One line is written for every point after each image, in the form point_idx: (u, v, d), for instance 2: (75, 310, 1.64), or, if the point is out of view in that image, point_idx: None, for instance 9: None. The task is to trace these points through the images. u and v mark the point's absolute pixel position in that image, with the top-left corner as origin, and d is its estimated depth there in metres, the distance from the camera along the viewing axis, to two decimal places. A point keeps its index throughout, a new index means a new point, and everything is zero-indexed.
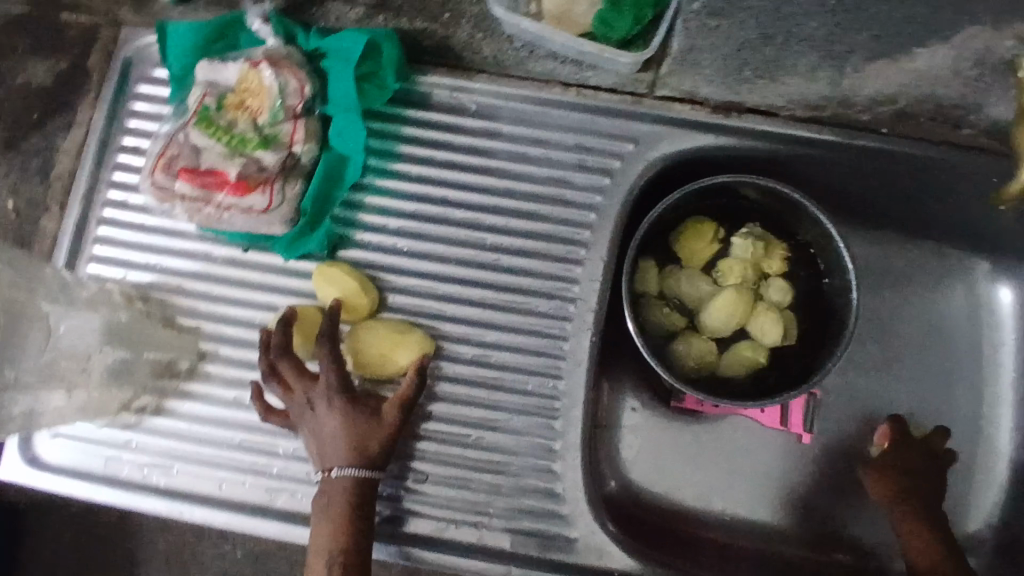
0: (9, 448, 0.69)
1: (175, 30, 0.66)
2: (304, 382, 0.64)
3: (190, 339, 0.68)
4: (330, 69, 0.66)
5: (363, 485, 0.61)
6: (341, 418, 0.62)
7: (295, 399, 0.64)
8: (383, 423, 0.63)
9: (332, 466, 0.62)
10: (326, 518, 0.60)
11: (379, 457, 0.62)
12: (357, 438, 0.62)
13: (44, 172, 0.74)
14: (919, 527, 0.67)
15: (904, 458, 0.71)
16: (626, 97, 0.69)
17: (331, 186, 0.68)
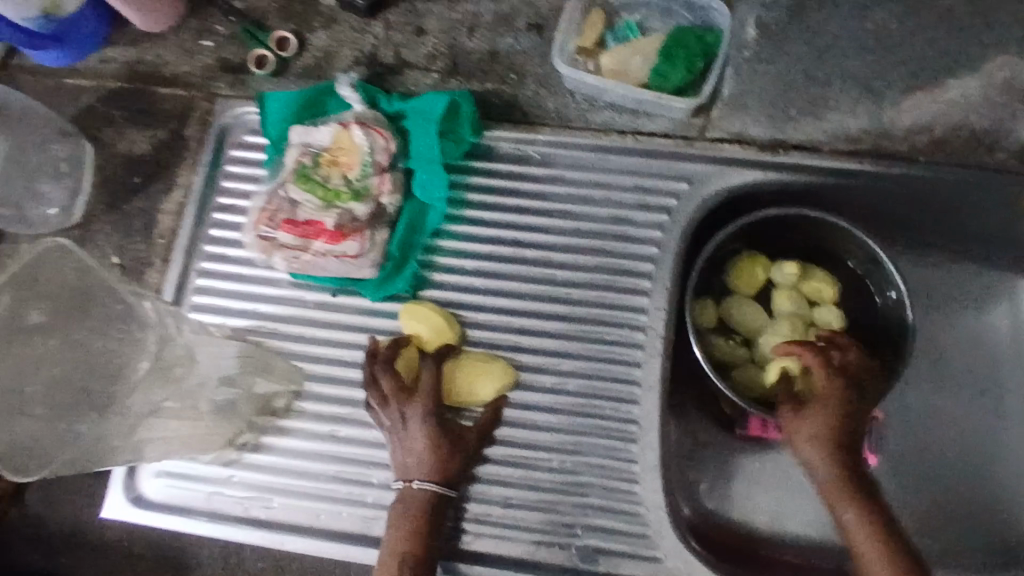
0: (116, 489, 0.74)
1: (273, 100, 0.75)
2: (397, 398, 0.69)
3: (292, 372, 0.73)
4: (411, 128, 0.74)
5: (440, 499, 0.66)
6: (429, 434, 0.67)
7: (390, 407, 0.69)
8: (464, 444, 0.68)
9: (414, 476, 0.66)
10: (404, 522, 0.65)
11: (455, 476, 0.67)
12: (440, 456, 0.67)
13: (147, 232, 0.79)
14: (845, 494, 0.66)
15: (836, 414, 0.67)
16: (679, 141, 0.76)
17: (414, 232, 0.75)
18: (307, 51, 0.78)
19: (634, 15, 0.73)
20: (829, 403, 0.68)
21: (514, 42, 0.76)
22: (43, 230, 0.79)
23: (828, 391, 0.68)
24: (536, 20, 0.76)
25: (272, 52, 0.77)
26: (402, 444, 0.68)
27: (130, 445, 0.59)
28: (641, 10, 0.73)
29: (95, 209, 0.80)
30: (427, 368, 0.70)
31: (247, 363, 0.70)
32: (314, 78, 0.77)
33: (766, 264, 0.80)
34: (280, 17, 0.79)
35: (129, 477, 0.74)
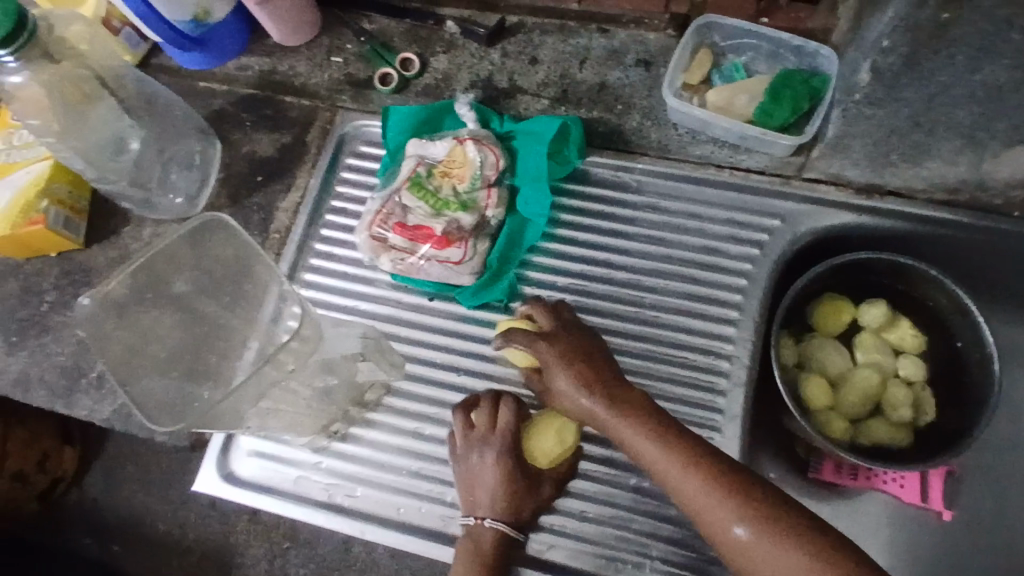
0: (208, 464, 0.77)
1: (396, 112, 0.80)
2: (474, 436, 0.69)
3: (396, 363, 0.74)
4: (520, 147, 0.78)
5: (507, 541, 0.68)
6: (502, 478, 0.68)
7: (469, 442, 0.69)
8: (539, 493, 0.69)
9: (484, 515, 0.68)
10: (471, 558, 0.67)
11: (525, 520, 0.69)
12: (513, 499, 0.68)
13: (263, 226, 0.84)
14: (654, 437, 0.60)
15: (579, 359, 0.66)
16: (776, 178, 0.78)
17: (513, 246, 0.78)
18: (428, 72, 0.84)
19: (740, 56, 0.77)
20: (547, 353, 0.66)
21: (622, 75, 0.81)
22: (168, 216, 0.85)
23: (560, 338, 0.68)
24: (644, 56, 0.81)
25: (395, 70, 0.84)
26: (474, 480, 0.69)
27: (244, 418, 0.61)
28: (748, 51, 0.77)
29: (217, 200, 0.86)
30: (506, 411, 0.69)
31: (369, 348, 0.70)
32: (431, 96, 0.83)
33: (852, 307, 0.80)
34: (406, 41, 0.86)
35: (222, 454, 0.77)
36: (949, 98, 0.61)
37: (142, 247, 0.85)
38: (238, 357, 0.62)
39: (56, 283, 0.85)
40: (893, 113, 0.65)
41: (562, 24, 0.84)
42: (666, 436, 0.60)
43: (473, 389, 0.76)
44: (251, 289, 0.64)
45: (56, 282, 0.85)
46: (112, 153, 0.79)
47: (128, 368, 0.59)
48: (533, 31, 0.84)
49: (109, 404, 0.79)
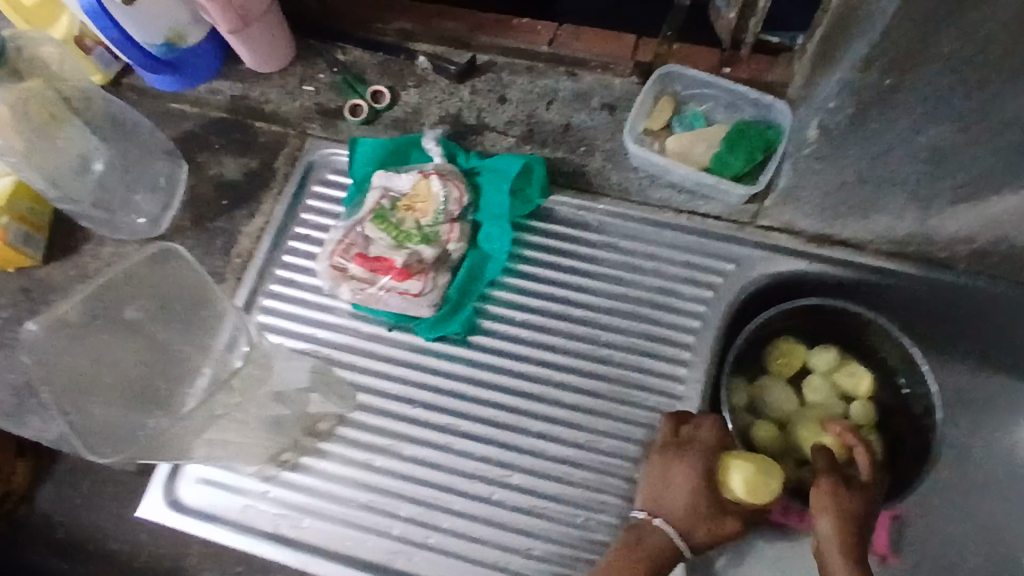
0: (156, 488, 0.76)
1: (363, 144, 0.81)
2: (678, 446, 0.70)
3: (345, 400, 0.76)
4: (484, 184, 0.80)
5: (668, 548, 0.66)
6: (693, 485, 0.67)
7: (668, 449, 0.70)
8: (726, 518, 0.66)
9: (660, 515, 0.67)
10: (623, 553, 0.66)
11: (692, 536, 0.66)
12: (694, 510, 0.66)
13: (225, 250, 0.84)
14: (848, 555, 0.65)
15: (843, 482, 0.69)
16: (731, 224, 0.80)
17: (473, 279, 0.79)
18: (398, 105, 0.85)
19: (701, 105, 0.80)
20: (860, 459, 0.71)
21: (587, 117, 0.83)
22: (130, 236, 0.85)
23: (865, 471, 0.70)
24: (609, 100, 0.83)
25: (366, 102, 0.85)
26: (667, 483, 0.68)
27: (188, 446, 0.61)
28: (708, 101, 0.80)
29: (180, 222, 0.86)
30: (704, 420, 0.71)
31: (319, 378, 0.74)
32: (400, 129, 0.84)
33: (804, 350, 0.82)
34: (378, 73, 0.87)
35: (169, 480, 0.76)
36: (890, 159, 0.64)
37: (102, 267, 0.85)
38: (189, 385, 0.61)
39: (11, 300, 0.84)
40: (839, 168, 0.68)
41: (531, 65, 0.86)
42: (849, 561, 0.65)
43: (427, 422, 0.76)
44: (203, 318, 0.65)
45: (11, 298, 0.84)
46: (76, 173, 0.79)
47: (73, 396, 0.57)
48: (502, 70, 0.86)
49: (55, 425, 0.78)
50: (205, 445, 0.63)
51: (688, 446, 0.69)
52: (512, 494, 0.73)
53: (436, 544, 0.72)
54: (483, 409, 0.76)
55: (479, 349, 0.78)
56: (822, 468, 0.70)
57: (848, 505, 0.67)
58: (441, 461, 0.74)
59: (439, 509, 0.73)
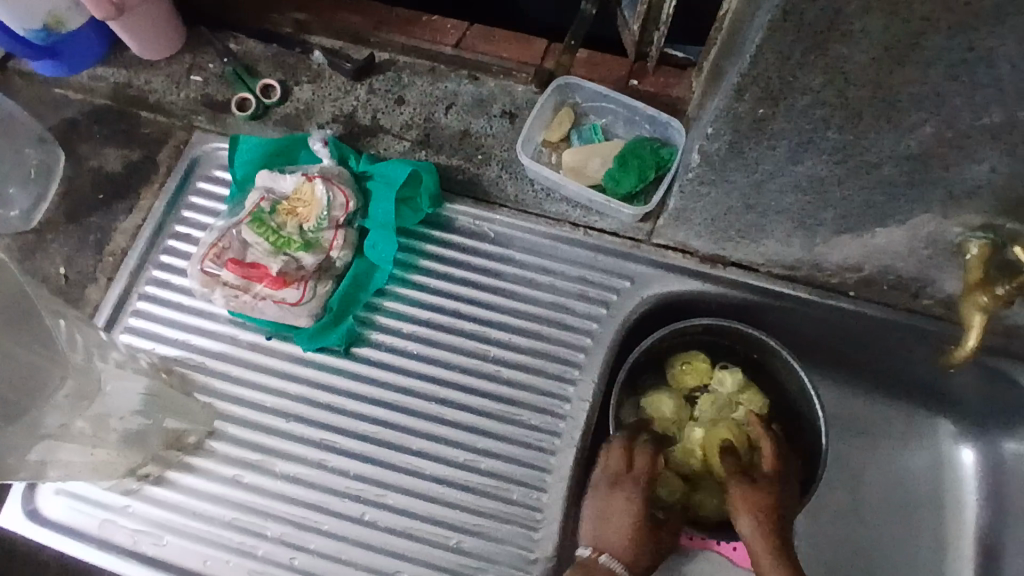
0: (11, 500, 0.71)
1: (245, 143, 0.77)
2: (616, 478, 0.70)
3: (207, 415, 0.73)
4: (374, 189, 0.77)
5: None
6: (639, 514, 0.68)
7: (624, 479, 0.69)
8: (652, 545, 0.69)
9: (607, 551, 0.67)
10: None
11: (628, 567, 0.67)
12: (637, 541, 0.68)
13: (99, 247, 0.79)
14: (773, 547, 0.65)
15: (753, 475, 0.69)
16: (627, 241, 0.78)
17: (359, 288, 0.76)
18: (290, 101, 0.81)
19: (601, 119, 0.78)
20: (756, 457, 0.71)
21: (486, 124, 0.80)
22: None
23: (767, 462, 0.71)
24: (510, 108, 0.80)
25: (255, 96, 0.81)
26: (604, 517, 0.69)
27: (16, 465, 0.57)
28: (608, 114, 0.78)
29: (53, 216, 0.80)
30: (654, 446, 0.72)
31: (160, 400, 0.68)
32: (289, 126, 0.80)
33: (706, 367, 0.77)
34: (271, 66, 0.83)
35: (26, 491, 0.71)
36: (771, 187, 0.63)
37: None
38: None
39: None
40: (724, 192, 0.66)
41: (432, 67, 0.82)
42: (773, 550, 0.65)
43: (302, 437, 0.73)
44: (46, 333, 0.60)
45: None
46: None
47: None
48: (402, 70, 0.82)
49: None
50: (40, 462, 0.59)
51: (627, 476, 0.70)
52: (385, 515, 0.71)
53: (302, 564, 0.69)
54: (361, 425, 0.73)
55: (362, 361, 0.75)
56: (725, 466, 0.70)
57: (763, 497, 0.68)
58: (314, 479, 0.71)
59: (308, 529, 0.70)
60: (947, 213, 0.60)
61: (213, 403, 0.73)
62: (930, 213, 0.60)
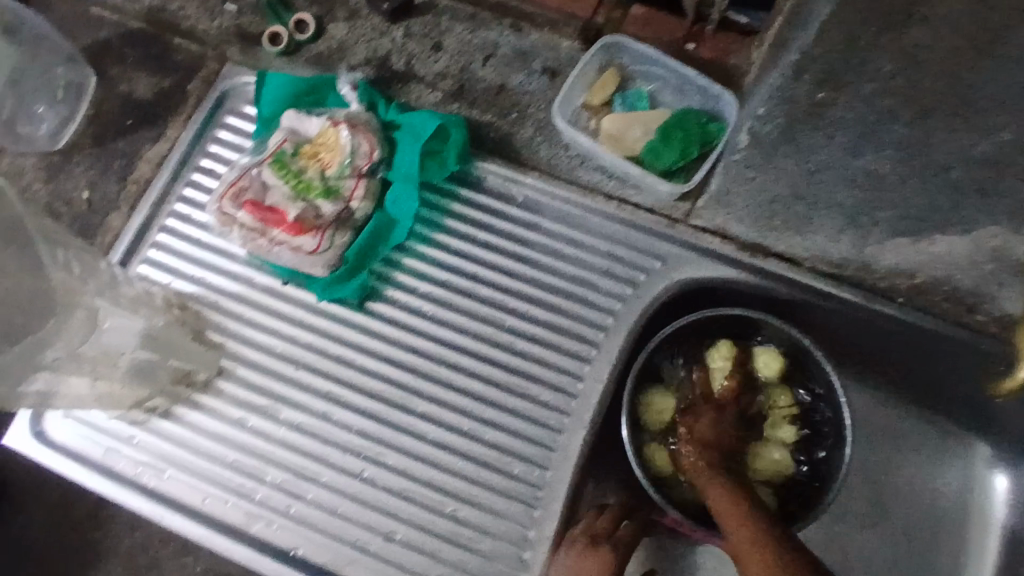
0: (21, 419, 0.72)
1: (273, 80, 0.74)
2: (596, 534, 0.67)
3: (214, 356, 0.72)
4: (400, 140, 0.73)
5: None
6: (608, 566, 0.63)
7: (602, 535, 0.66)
8: None
9: None
10: None
11: None
12: None
13: (124, 175, 0.78)
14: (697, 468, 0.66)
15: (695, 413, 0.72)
16: (663, 219, 0.74)
17: (378, 241, 0.74)
18: (323, 39, 0.78)
19: (648, 84, 0.72)
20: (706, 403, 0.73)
21: (525, 81, 0.75)
22: (27, 148, 0.79)
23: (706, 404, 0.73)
24: (551, 65, 0.75)
25: (286, 30, 0.77)
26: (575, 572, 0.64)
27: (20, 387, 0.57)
28: (655, 80, 0.72)
29: (80, 138, 0.80)
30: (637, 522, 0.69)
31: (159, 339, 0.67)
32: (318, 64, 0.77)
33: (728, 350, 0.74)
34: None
35: (37, 412, 0.72)
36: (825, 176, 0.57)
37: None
38: None
39: None
40: (771, 178, 0.61)
41: (474, 13, 0.77)
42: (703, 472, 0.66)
43: (308, 386, 0.72)
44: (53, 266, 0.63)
45: None
46: None
47: None
48: (442, 14, 0.77)
49: None
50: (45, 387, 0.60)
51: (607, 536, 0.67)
52: (383, 473, 0.70)
53: (297, 514, 0.69)
54: (368, 381, 0.72)
55: (375, 317, 0.74)
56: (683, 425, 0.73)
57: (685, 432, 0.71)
58: (317, 430, 0.71)
59: (306, 478, 0.70)
60: (1018, 225, 0.54)
61: (223, 343, 0.73)
62: (999, 224, 0.54)
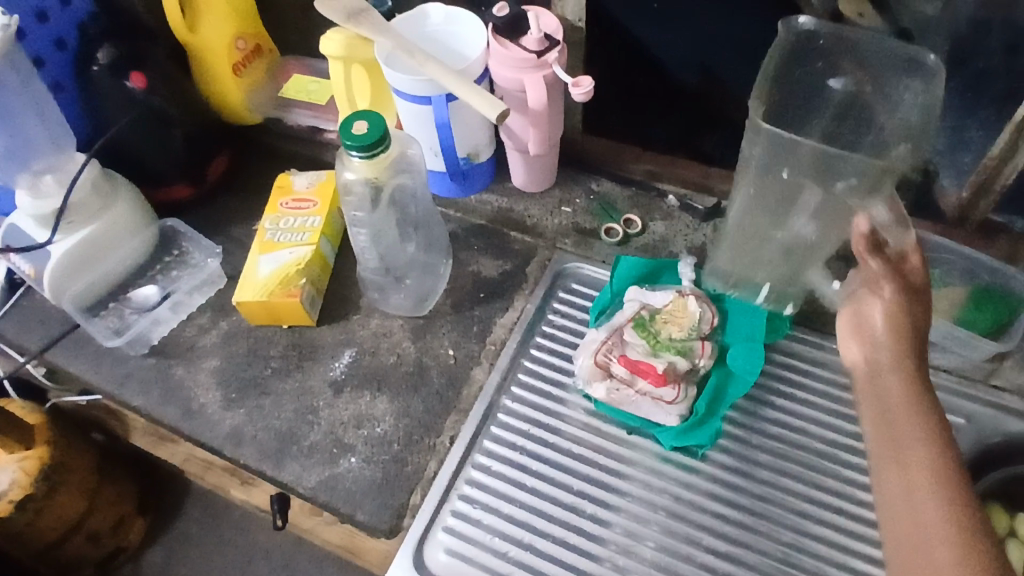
0: (401, 555, 0.77)
1: (624, 262, 0.90)
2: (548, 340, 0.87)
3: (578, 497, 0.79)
4: (731, 311, 0.87)
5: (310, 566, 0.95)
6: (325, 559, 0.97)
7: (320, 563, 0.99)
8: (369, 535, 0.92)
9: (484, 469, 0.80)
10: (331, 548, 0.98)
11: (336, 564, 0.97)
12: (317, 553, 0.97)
13: (481, 337, 0.92)
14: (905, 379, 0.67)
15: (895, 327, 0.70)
16: (964, 379, 0.85)
17: (718, 396, 0.82)
18: (647, 232, 0.97)
19: (936, 268, 0.87)
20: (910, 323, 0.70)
21: None
22: (394, 313, 0.94)
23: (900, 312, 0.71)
24: None
25: (620, 227, 0.97)
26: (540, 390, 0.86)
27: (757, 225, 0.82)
28: (944, 263, 0.87)
29: (441, 307, 0.94)
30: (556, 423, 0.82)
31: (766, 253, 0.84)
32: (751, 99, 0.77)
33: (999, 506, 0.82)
34: (629, 204, 1.00)
35: (418, 543, 0.78)
36: None
37: (368, 336, 0.92)
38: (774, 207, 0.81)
39: (282, 352, 0.92)
40: None
41: None
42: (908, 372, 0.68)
43: (671, 530, 0.77)
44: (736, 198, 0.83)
45: (282, 351, 0.92)
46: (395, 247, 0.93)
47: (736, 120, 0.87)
48: None
49: (315, 474, 0.82)
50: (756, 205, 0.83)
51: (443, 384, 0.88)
52: None
53: None
54: (726, 510, 0.78)
55: (720, 467, 0.80)
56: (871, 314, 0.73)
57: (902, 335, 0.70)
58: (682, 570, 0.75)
59: None
60: None
61: (553, 475, 0.80)
62: None
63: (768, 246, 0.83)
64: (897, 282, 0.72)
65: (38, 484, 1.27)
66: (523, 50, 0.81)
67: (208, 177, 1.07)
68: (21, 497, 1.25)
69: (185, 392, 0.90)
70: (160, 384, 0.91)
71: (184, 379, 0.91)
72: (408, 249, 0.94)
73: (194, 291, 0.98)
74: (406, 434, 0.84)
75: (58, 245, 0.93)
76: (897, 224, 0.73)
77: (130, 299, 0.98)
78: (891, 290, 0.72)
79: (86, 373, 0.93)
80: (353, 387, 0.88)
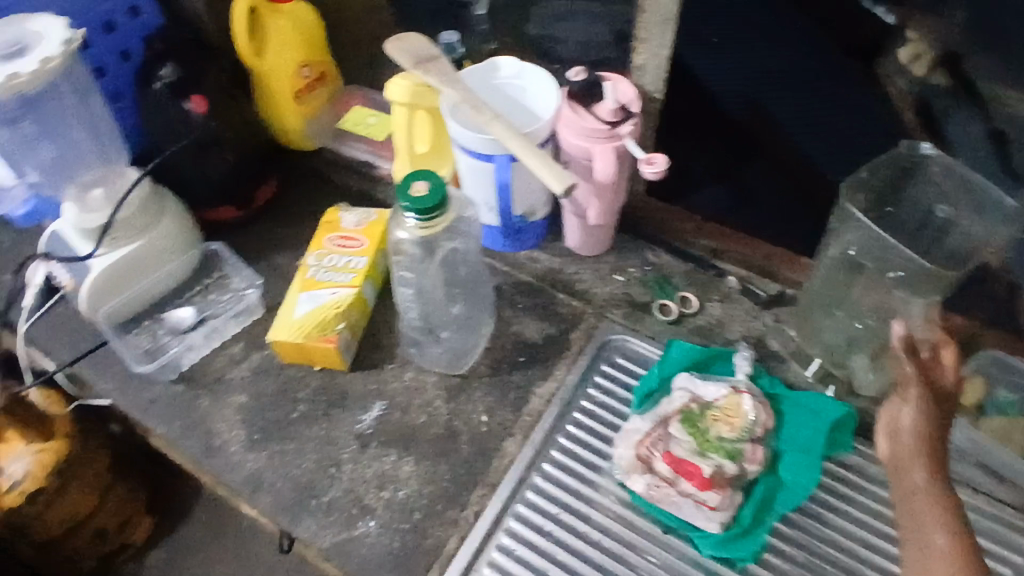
0: None
1: (679, 346, 0.87)
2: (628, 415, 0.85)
3: None
4: (787, 413, 0.83)
5: None
6: None
7: None
8: None
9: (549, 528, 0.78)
10: None
11: None
12: None
13: (517, 405, 0.88)
14: (929, 493, 0.64)
15: (922, 431, 0.68)
16: None
17: (766, 505, 0.77)
18: (703, 314, 0.92)
19: (1013, 394, 0.83)
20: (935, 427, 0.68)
21: None
22: (429, 368, 0.90)
23: (924, 415, 0.68)
24: None
25: (676, 305, 0.93)
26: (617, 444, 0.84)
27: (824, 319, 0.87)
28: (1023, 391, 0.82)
29: (477, 366, 0.91)
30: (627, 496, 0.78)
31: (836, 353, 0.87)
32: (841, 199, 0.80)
33: None
34: (685, 280, 0.96)
35: None
36: None
37: (401, 390, 0.89)
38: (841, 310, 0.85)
39: (310, 396, 0.89)
40: None
41: None
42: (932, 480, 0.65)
43: None
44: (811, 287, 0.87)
45: (311, 394, 0.89)
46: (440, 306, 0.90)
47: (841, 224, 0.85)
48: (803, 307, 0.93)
49: (331, 534, 0.78)
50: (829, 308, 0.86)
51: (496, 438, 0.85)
52: None
53: None
54: None
55: None
56: (902, 411, 0.70)
57: (926, 441, 0.67)
58: None
59: None
60: None
61: (577, 567, 0.75)
62: None
63: (824, 321, 0.87)
64: (928, 384, 0.69)
65: (52, 478, 1.26)
66: (595, 120, 0.78)
67: (257, 200, 1.06)
68: (34, 490, 1.24)
69: (208, 427, 0.87)
70: (184, 415, 0.88)
71: (209, 412, 0.89)
72: (454, 309, 0.90)
73: (229, 320, 0.96)
74: (428, 503, 0.80)
75: (99, 259, 0.91)
76: (926, 326, 0.74)
77: (165, 320, 0.96)
78: (917, 396, 0.69)
79: (112, 394, 0.91)
80: (378, 443, 0.85)
